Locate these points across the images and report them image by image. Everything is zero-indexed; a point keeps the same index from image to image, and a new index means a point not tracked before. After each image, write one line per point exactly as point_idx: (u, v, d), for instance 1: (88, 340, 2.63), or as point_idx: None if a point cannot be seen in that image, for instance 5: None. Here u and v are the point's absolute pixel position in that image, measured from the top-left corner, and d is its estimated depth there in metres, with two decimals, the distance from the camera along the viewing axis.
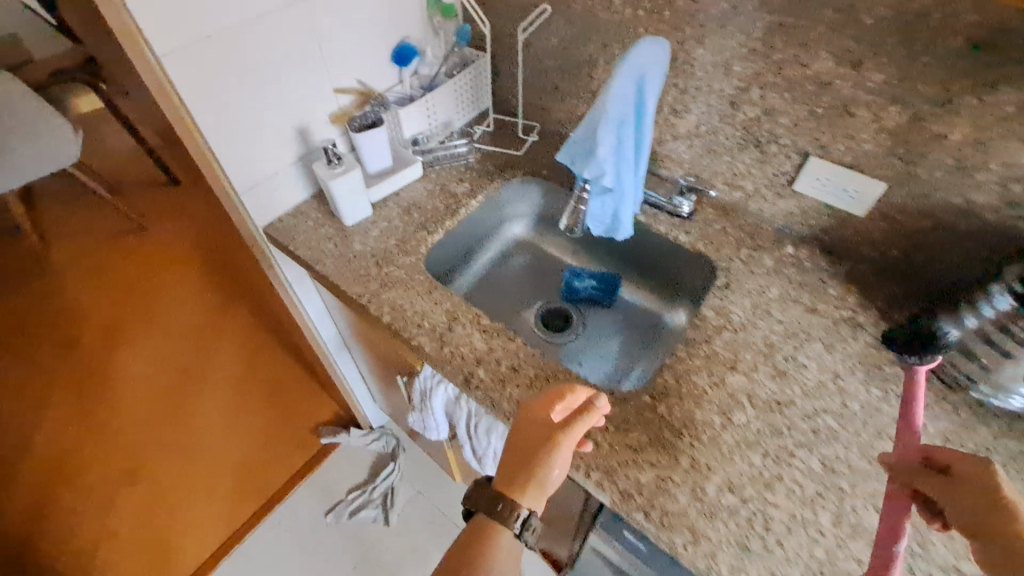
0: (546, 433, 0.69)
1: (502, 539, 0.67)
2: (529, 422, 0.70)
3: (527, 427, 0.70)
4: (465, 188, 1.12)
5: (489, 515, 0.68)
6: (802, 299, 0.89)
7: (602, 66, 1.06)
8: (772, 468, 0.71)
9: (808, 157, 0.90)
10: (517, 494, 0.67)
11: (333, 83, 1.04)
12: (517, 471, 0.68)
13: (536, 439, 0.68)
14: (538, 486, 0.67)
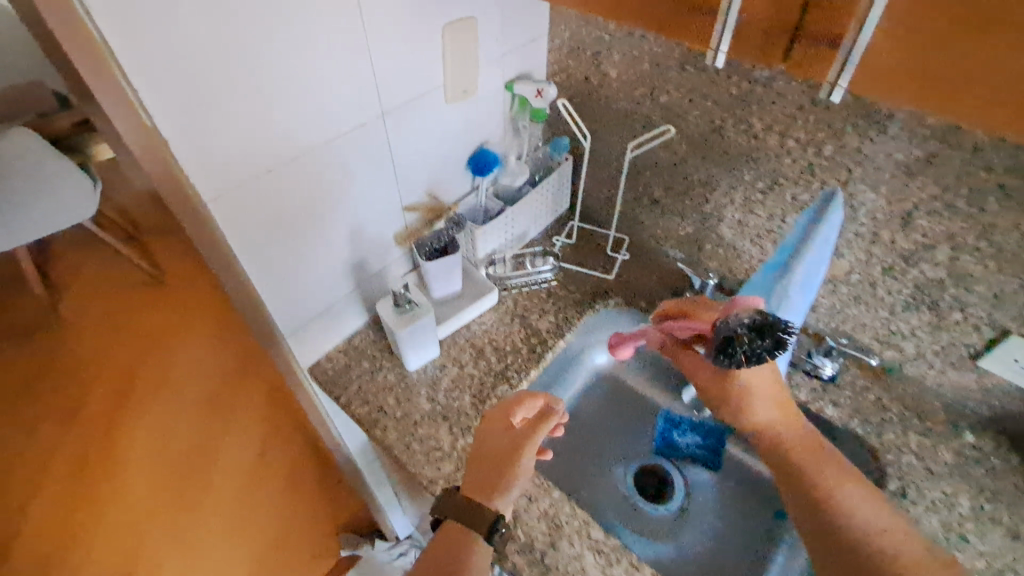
0: (511, 438, 0.69)
1: (477, 543, 0.63)
2: (489, 432, 0.70)
3: (492, 438, 0.68)
4: (549, 322, 0.94)
5: (459, 525, 0.63)
6: (1000, 516, 0.73)
7: (722, 191, 0.88)
8: None
9: (1007, 333, 0.71)
10: (488, 495, 0.65)
11: (404, 199, 0.87)
12: (485, 470, 0.67)
13: (503, 441, 0.68)
14: (511, 494, 0.66)
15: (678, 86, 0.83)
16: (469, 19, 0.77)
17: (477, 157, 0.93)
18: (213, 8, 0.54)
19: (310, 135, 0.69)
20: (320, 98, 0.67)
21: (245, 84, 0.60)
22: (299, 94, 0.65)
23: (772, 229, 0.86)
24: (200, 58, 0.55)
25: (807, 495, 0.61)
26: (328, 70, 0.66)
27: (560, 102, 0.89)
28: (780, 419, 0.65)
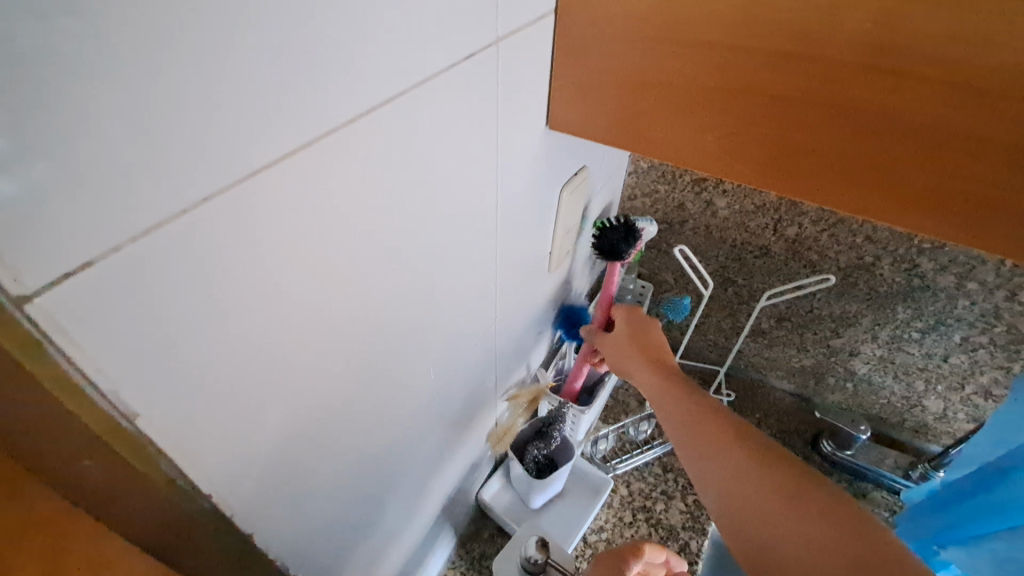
0: None
1: None
2: None
3: None
4: (678, 509, 0.75)
5: None
6: None
7: (862, 326, 0.75)
8: None
9: None
10: None
11: (497, 398, 0.65)
12: None
13: None
14: None
15: (816, 217, 0.70)
16: (582, 169, 0.58)
17: (566, 317, 0.73)
18: (332, 288, 0.30)
19: (418, 386, 0.45)
20: (438, 335, 0.45)
21: (360, 366, 0.36)
22: (416, 345, 0.42)
23: (926, 368, 0.74)
24: (305, 360, 0.31)
25: (702, 441, 0.46)
26: (450, 297, 0.44)
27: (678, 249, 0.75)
28: (644, 372, 0.55)
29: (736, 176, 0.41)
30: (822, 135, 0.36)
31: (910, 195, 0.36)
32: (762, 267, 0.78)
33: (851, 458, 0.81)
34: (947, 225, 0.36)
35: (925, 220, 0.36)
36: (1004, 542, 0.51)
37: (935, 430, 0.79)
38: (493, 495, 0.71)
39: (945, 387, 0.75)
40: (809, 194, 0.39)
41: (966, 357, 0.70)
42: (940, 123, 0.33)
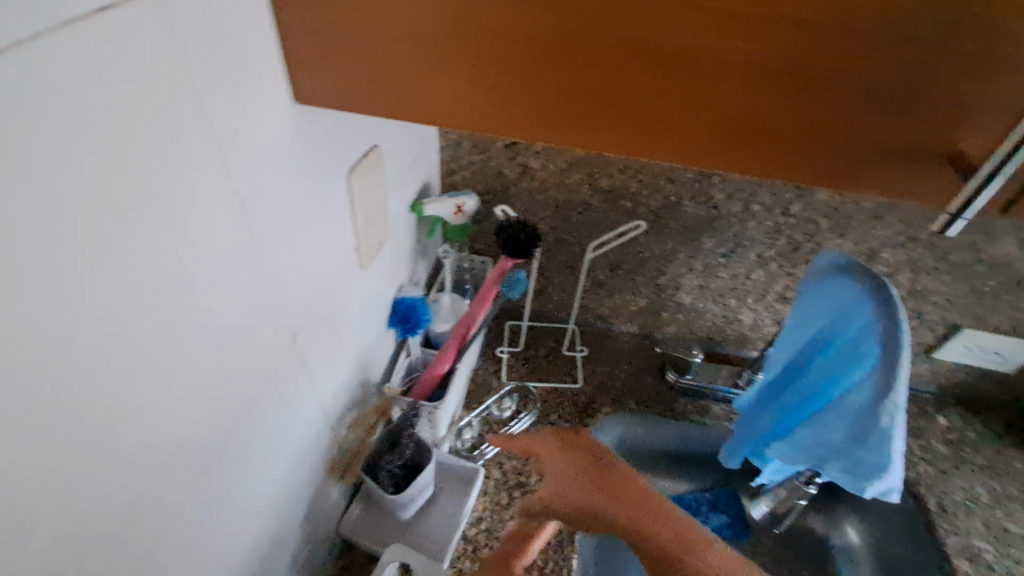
0: None
1: None
2: None
3: None
4: (551, 473, 0.75)
5: None
6: (1011, 490, 0.78)
7: (680, 261, 0.82)
8: None
9: (960, 327, 0.79)
10: None
11: (330, 421, 0.57)
12: None
13: None
14: None
15: (620, 165, 0.73)
16: (372, 149, 0.52)
17: (402, 311, 0.69)
18: None
19: (194, 441, 0.36)
20: (203, 374, 0.36)
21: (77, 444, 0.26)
22: (164, 395, 0.33)
23: (735, 287, 0.83)
24: None
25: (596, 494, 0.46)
26: (207, 325, 0.35)
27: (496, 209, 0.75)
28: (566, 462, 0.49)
29: (524, 132, 0.38)
30: (591, 77, 0.34)
31: (689, 128, 0.34)
32: (587, 223, 0.80)
33: (692, 381, 0.88)
34: (728, 152, 0.35)
35: (708, 151, 0.35)
36: (812, 431, 0.58)
37: (752, 339, 0.89)
38: (355, 521, 0.64)
39: (754, 300, 0.84)
40: (599, 141, 0.37)
41: (763, 271, 0.80)
42: (696, 49, 0.31)
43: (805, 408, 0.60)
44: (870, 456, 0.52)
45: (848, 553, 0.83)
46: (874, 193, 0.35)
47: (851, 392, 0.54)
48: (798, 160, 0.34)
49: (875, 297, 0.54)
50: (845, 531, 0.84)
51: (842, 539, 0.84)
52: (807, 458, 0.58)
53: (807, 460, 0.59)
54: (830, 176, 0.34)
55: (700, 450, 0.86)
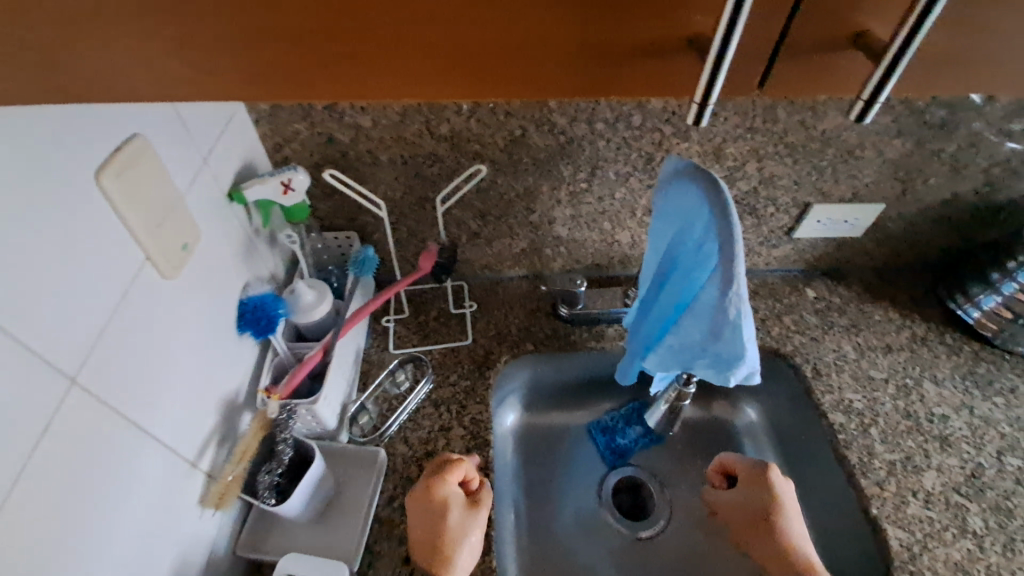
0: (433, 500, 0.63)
1: None
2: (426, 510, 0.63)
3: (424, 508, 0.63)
4: (458, 434, 0.75)
5: None
6: (873, 341, 0.86)
7: (545, 196, 0.80)
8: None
9: (810, 206, 0.83)
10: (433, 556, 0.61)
11: (184, 451, 0.53)
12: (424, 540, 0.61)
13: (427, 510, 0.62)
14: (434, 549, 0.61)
15: (454, 107, 0.68)
16: (133, 137, 0.46)
17: (250, 313, 0.63)
18: None
19: None
20: None
21: None
22: None
23: (604, 210, 0.83)
24: None
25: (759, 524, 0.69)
26: None
27: (329, 176, 0.69)
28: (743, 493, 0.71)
29: (284, 95, 0.35)
30: (323, 22, 0.32)
31: (441, 62, 0.33)
32: (440, 174, 0.75)
33: (584, 310, 0.88)
34: (493, 81, 0.34)
35: (475, 85, 0.35)
36: (675, 337, 0.59)
37: (634, 256, 0.91)
38: (259, 537, 0.63)
39: (624, 219, 0.85)
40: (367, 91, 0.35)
41: (626, 188, 0.80)
42: None
43: (667, 317, 0.61)
44: (727, 349, 0.54)
45: (749, 430, 0.92)
46: (623, 94, 0.35)
47: (701, 295, 0.55)
48: (543, 80, 0.34)
49: (710, 196, 0.55)
50: (745, 412, 0.93)
51: (742, 420, 0.93)
52: (677, 364, 0.60)
53: (679, 364, 0.60)
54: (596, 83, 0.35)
55: (604, 371, 0.91)
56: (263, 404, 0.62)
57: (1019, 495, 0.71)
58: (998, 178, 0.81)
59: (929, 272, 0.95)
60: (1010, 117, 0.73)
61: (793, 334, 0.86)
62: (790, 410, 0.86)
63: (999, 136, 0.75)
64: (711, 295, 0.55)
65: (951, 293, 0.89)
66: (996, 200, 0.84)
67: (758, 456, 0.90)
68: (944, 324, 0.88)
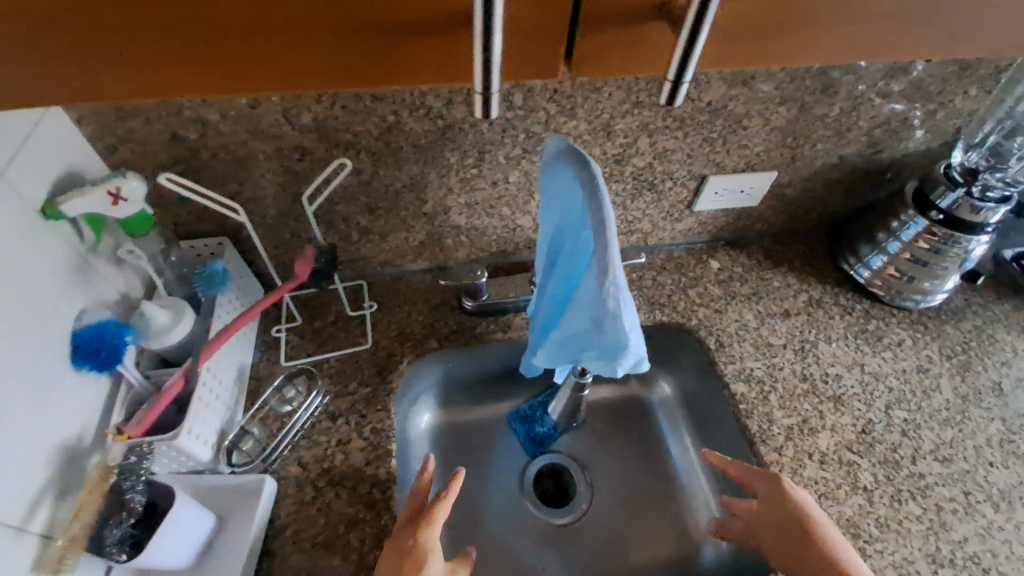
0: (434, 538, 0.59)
1: None
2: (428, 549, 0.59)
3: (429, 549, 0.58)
4: (357, 447, 0.70)
5: None
6: (774, 307, 0.87)
7: (434, 184, 0.75)
8: (906, 506, 0.69)
9: (706, 178, 0.82)
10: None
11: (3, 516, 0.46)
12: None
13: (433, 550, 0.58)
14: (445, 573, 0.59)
15: (313, 94, 0.61)
16: None
17: (86, 345, 0.55)
18: None
19: None
20: None
21: None
22: None
23: (500, 195, 0.79)
24: None
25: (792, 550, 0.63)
26: None
27: (170, 179, 0.61)
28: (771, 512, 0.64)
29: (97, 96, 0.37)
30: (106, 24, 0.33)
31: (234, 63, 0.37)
32: (313, 168, 0.68)
33: (489, 301, 0.84)
34: (291, 73, 0.38)
35: (285, 79, 0.38)
36: (560, 331, 0.56)
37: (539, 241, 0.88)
38: None
39: (522, 202, 0.81)
40: (181, 85, 0.37)
41: (518, 171, 0.76)
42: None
43: (555, 311, 0.58)
44: (611, 343, 0.52)
45: (665, 405, 0.93)
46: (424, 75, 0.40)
47: (582, 286, 0.53)
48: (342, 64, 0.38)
49: (583, 179, 0.52)
50: (659, 387, 0.93)
51: (657, 395, 0.93)
52: (567, 359, 0.58)
53: (568, 359, 0.58)
54: (392, 73, 0.39)
55: (517, 361, 0.89)
56: (113, 447, 0.55)
57: (905, 445, 0.74)
58: (879, 139, 0.83)
59: (825, 234, 0.97)
60: (885, 79, 0.74)
61: (698, 308, 0.86)
62: (698, 382, 0.87)
63: (876, 99, 0.76)
64: (591, 287, 0.52)
65: (843, 254, 0.91)
66: (880, 161, 0.86)
67: (672, 430, 0.91)
68: (839, 285, 0.91)
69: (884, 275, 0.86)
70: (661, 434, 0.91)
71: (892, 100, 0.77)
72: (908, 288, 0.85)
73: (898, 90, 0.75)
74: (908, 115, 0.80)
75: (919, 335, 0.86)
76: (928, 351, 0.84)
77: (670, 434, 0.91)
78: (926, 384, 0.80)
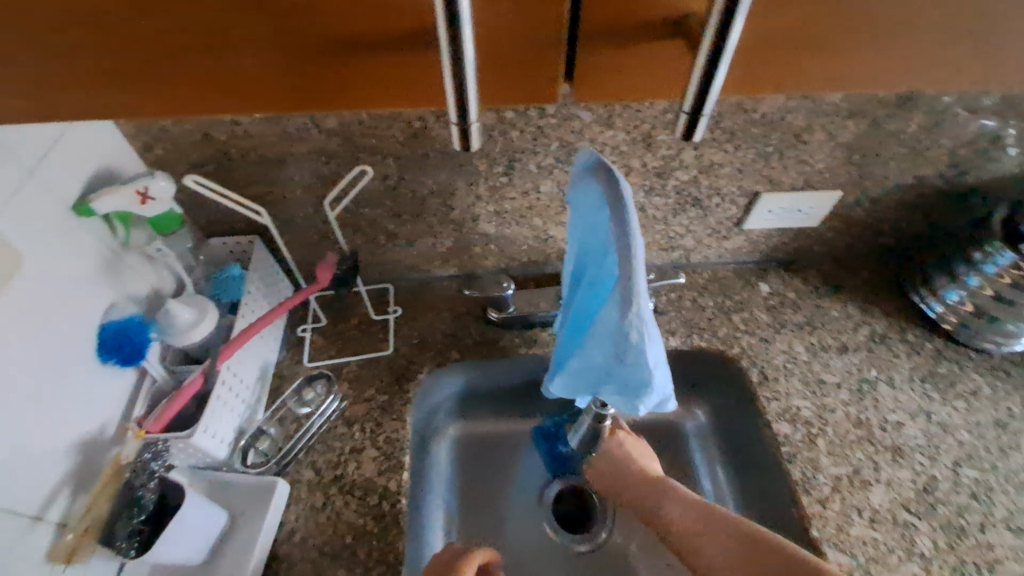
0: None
1: None
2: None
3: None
4: (370, 456, 0.69)
5: None
6: (827, 340, 0.79)
7: (462, 192, 0.73)
8: None
9: (758, 194, 0.76)
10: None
11: (20, 506, 0.47)
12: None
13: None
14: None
15: None
16: None
17: (111, 340, 0.56)
18: None
19: None
20: None
21: None
22: None
23: (531, 205, 0.76)
24: None
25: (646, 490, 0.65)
26: None
27: (198, 179, 0.61)
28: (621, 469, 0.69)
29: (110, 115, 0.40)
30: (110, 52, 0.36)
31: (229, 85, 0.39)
32: (340, 172, 0.68)
33: (515, 314, 0.81)
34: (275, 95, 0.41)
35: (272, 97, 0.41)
36: (579, 359, 0.52)
37: None
38: None
39: (555, 213, 0.77)
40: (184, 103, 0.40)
41: (551, 181, 0.72)
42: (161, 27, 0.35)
43: (575, 335, 0.54)
44: (632, 376, 0.48)
45: (699, 434, 0.86)
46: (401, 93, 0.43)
47: (604, 314, 0.49)
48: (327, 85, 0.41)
49: (612, 199, 0.47)
50: (694, 416, 0.87)
51: (692, 423, 0.87)
52: (586, 388, 0.54)
53: (586, 389, 0.54)
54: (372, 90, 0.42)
55: (541, 377, 0.85)
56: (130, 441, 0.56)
57: (973, 510, 0.65)
58: (964, 160, 0.73)
59: (892, 261, 0.88)
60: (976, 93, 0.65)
61: (741, 335, 0.80)
62: (737, 415, 0.80)
63: (964, 114, 0.67)
64: (612, 315, 0.48)
65: (913, 286, 0.82)
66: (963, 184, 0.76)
67: (705, 461, 0.84)
68: (906, 319, 0.82)
69: (960, 313, 0.76)
70: (693, 465, 0.84)
71: (983, 116, 0.67)
72: (989, 329, 0.75)
73: (991, 105, 0.66)
74: (1002, 134, 0.70)
75: (999, 383, 0.75)
76: (1009, 403, 0.74)
77: (703, 465, 0.84)
78: (1004, 440, 0.70)
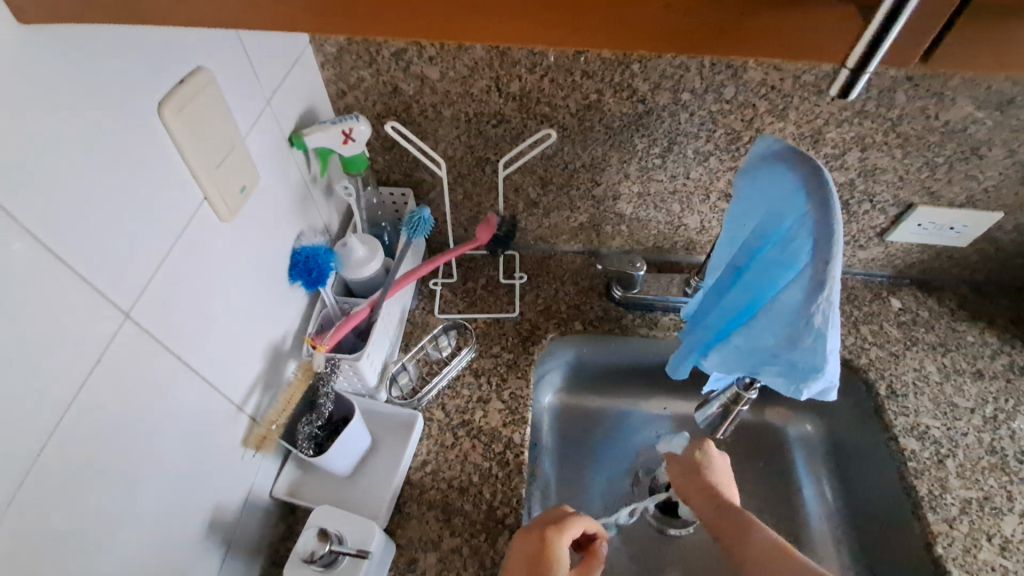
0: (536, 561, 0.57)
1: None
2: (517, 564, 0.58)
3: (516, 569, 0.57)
4: (495, 407, 0.73)
5: None
6: (962, 364, 0.77)
7: (612, 169, 0.75)
8: None
9: (912, 206, 0.74)
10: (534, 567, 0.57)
11: (231, 395, 0.53)
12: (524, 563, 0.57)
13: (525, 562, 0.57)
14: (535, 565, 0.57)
15: (527, 64, 0.63)
16: (198, 71, 0.44)
17: (302, 263, 0.62)
18: None
19: (135, 361, 0.41)
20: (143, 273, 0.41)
21: None
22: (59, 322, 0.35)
23: (676, 190, 0.77)
24: None
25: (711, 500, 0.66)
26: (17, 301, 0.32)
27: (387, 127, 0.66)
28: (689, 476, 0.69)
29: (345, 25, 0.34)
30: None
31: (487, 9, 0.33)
32: (505, 136, 0.71)
33: (639, 295, 0.83)
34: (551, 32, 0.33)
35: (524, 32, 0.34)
36: (744, 338, 0.54)
37: (700, 244, 0.85)
38: (296, 483, 0.65)
39: (697, 201, 0.78)
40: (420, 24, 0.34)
41: (703, 168, 0.73)
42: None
43: (736, 315, 0.56)
44: (804, 359, 0.49)
45: (803, 442, 0.86)
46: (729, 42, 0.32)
47: (782, 297, 0.50)
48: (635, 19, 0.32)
49: (811, 188, 0.48)
50: (801, 422, 0.87)
51: (797, 429, 0.87)
52: (746, 367, 0.56)
53: (745, 367, 0.56)
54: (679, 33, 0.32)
55: (652, 361, 0.87)
56: (309, 353, 0.62)
57: None
58: None
59: None
60: None
61: (869, 348, 0.78)
62: (852, 428, 0.79)
63: None
64: (792, 298, 0.49)
65: None
66: None
67: (809, 470, 0.84)
68: None
69: None
70: (795, 471, 0.84)
71: None
72: None
73: None
74: None
75: None
76: None
77: (806, 473, 0.84)
78: None
